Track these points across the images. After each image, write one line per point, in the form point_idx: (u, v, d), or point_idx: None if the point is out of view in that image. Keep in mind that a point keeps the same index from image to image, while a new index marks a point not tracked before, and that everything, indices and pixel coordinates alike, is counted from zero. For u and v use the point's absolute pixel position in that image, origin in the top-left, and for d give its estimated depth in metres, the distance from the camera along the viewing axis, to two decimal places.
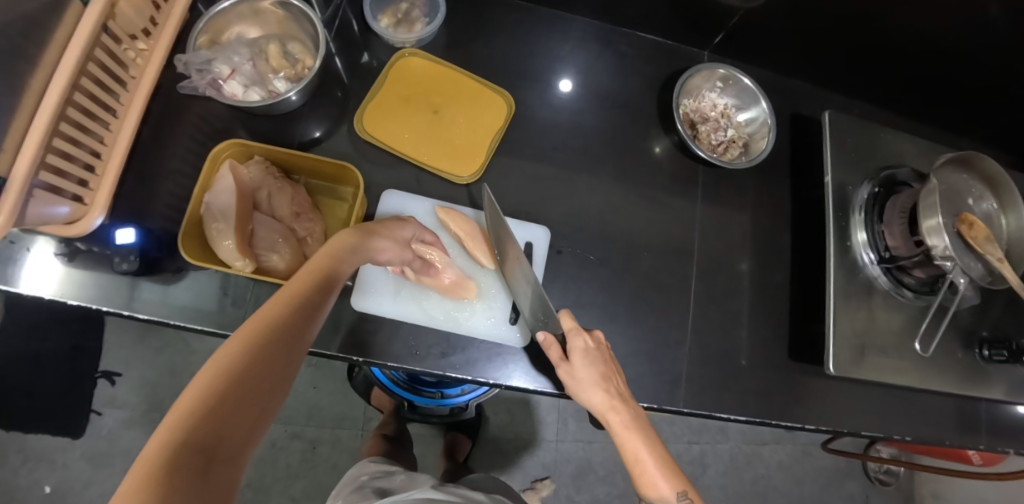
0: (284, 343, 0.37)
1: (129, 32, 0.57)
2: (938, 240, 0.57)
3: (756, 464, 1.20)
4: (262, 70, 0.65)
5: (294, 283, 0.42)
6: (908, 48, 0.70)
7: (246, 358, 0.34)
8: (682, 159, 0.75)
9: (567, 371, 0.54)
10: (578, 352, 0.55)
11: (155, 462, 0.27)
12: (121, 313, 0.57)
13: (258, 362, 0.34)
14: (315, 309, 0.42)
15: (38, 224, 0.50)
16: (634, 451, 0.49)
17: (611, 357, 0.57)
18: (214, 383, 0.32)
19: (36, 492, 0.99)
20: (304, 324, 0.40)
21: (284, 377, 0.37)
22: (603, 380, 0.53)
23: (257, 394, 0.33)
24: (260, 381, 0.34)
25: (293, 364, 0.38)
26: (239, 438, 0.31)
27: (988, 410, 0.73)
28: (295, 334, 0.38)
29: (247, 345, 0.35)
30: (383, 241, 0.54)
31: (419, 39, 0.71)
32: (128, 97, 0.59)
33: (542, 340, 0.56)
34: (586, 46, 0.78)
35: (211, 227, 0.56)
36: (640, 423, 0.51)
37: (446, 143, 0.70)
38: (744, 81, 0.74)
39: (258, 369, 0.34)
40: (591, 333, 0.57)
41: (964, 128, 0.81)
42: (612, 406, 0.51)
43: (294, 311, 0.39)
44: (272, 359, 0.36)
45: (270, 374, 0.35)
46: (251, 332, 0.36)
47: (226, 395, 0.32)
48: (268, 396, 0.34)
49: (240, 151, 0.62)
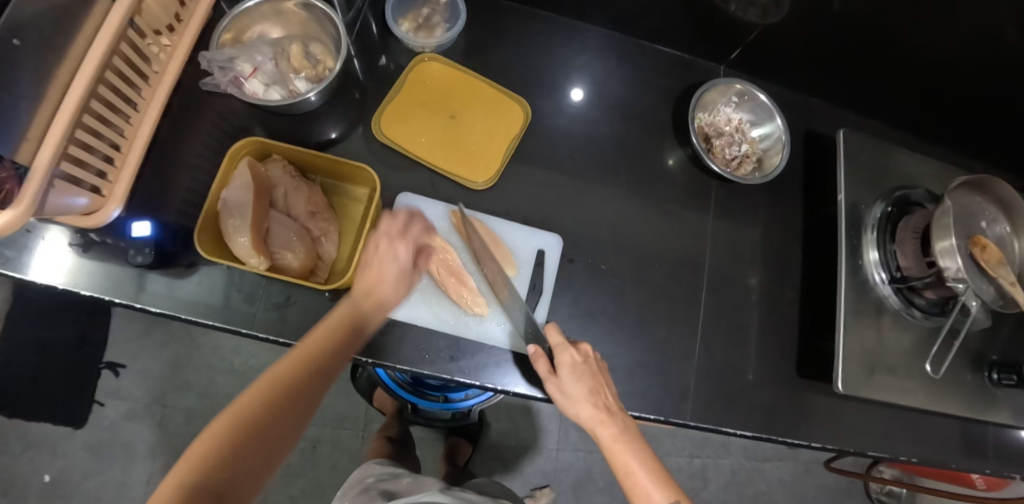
0: (282, 403, 0.47)
1: (153, 27, 0.58)
2: (950, 261, 0.57)
3: (757, 480, 1.19)
4: (283, 69, 0.65)
5: (314, 337, 0.51)
6: (927, 70, 0.70)
7: (251, 413, 0.45)
8: (695, 172, 0.75)
9: (556, 386, 0.55)
10: (566, 367, 0.55)
11: (180, 483, 0.40)
12: (134, 306, 0.58)
13: (255, 416, 0.45)
14: (325, 362, 0.50)
15: (56, 214, 0.51)
16: (626, 464, 0.52)
17: (601, 369, 0.58)
18: (222, 435, 0.43)
19: (35, 480, 0.99)
20: (313, 380, 0.49)
21: (285, 429, 0.47)
22: (593, 394, 0.54)
23: (258, 444, 0.45)
24: (256, 434, 0.45)
25: (297, 413, 0.48)
26: (249, 472, 0.44)
27: (996, 434, 0.72)
28: (297, 394, 0.48)
29: (257, 399, 0.46)
30: (372, 295, 0.54)
31: (439, 44, 0.72)
32: (150, 92, 0.59)
33: (531, 353, 0.57)
34: (602, 56, 0.78)
35: (227, 223, 0.57)
36: (628, 436, 0.54)
37: (463, 148, 0.70)
38: (760, 97, 0.75)
39: (255, 425, 0.45)
40: (578, 347, 0.57)
41: (977, 150, 0.81)
42: (600, 421, 0.54)
43: (304, 368, 0.49)
44: (273, 413, 0.46)
45: (265, 429, 0.45)
46: (257, 392, 0.47)
47: (228, 447, 0.43)
48: (272, 445, 0.46)
49: (259, 149, 0.62)
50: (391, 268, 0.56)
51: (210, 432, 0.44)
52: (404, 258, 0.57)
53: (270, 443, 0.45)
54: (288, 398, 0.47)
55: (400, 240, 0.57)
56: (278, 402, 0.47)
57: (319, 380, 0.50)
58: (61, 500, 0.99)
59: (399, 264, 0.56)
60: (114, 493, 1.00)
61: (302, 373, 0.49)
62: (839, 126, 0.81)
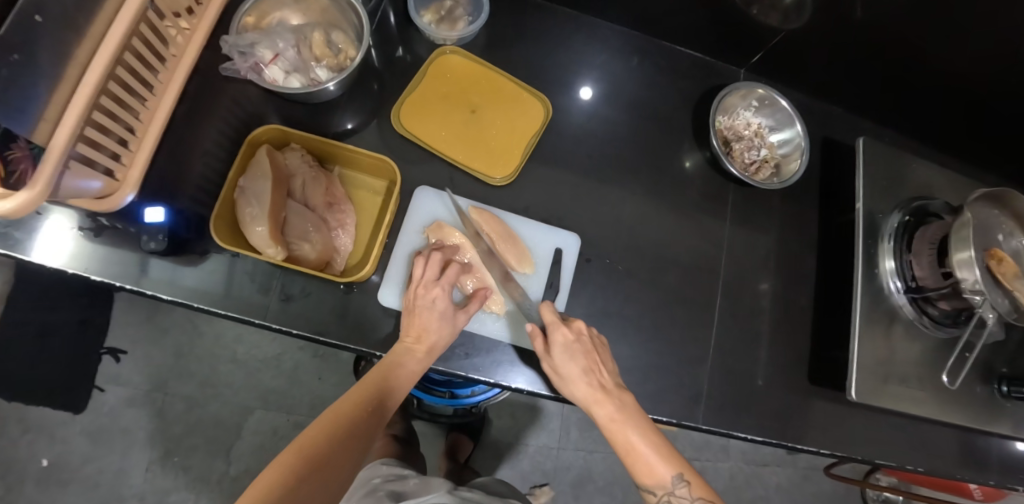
0: (347, 436, 0.47)
1: (172, 10, 0.56)
2: (968, 273, 0.58)
3: (756, 484, 1.20)
4: (305, 57, 0.64)
5: (368, 379, 0.52)
6: (947, 83, 0.70)
7: (318, 442, 0.45)
8: (712, 175, 0.75)
9: (550, 365, 0.55)
10: (559, 347, 0.55)
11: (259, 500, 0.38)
12: (146, 294, 0.58)
13: (323, 446, 0.44)
14: (379, 401, 0.51)
15: (69, 197, 0.50)
16: (626, 441, 0.52)
17: (600, 345, 0.57)
18: (293, 463, 0.42)
19: (33, 465, 0.98)
20: (368, 418, 0.50)
21: (348, 465, 0.45)
22: (586, 372, 0.54)
23: (327, 477, 0.43)
24: (324, 466, 0.43)
25: (358, 452, 0.47)
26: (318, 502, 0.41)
27: (1000, 446, 0.73)
28: (360, 428, 0.48)
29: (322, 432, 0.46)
30: (419, 337, 0.56)
31: (460, 37, 0.71)
32: (167, 75, 0.58)
33: (527, 330, 0.56)
34: (623, 56, 0.78)
35: (245, 212, 0.56)
36: (627, 413, 0.53)
37: (482, 144, 0.70)
38: (781, 103, 0.75)
39: (322, 455, 0.44)
40: (571, 324, 0.57)
41: (992, 163, 0.81)
42: (596, 400, 0.53)
43: (361, 404, 0.50)
44: (339, 446, 0.45)
45: (333, 461, 0.44)
46: (322, 425, 0.46)
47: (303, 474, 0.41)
48: (337, 479, 0.44)
49: (277, 136, 0.61)
50: (430, 316, 0.56)
51: (277, 467, 0.41)
52: (441, 302, 0.57)
53: (337, 476, 0.44)
54: (352, 432, 0.47)
55: (435, 285, 0.58)
56: (343, 435, 0.46)
57: (373, 420, 0.50)
58: (58, 486, 0.98)
59: (438, 312, 0.56)
60: (112, 480, 0.99)
61: (359, 410, 0.49)
62: (855, 134, 0.81)
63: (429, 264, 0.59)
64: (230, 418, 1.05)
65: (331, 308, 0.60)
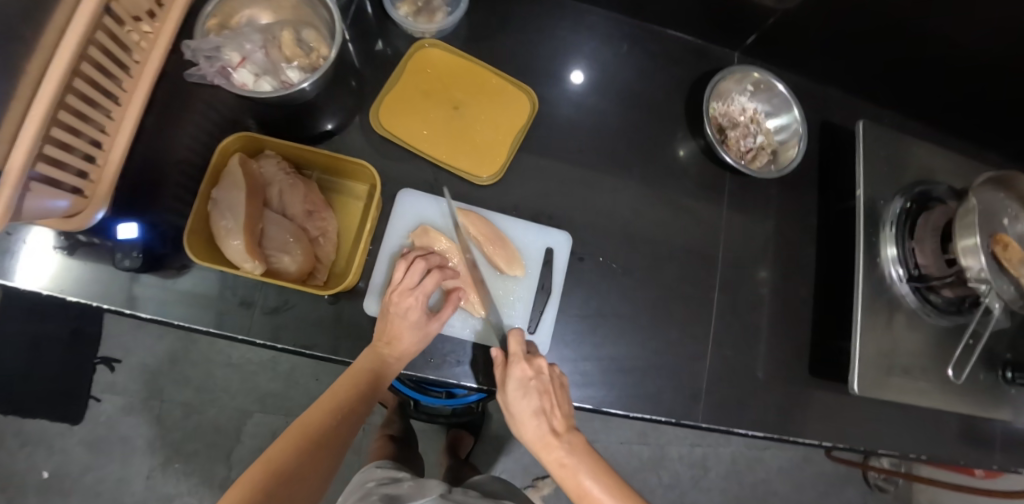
0: (314, 449, 0.45)
1: (132, 14, 0.53)
2: (974, 261, 0.56)
3: (757, 468, 1.20)
4: (274, 59, 0.61)
5: (340, 385, 0.51)
6: (949, 62, 0.67)
7: (288, 455, 0.43)
8: (707, 163, 0.73)
9: (504, 400, 0.53)
10: (515, 383, 0.52)
11: None
12: (123, 312, 0.56)
13: (292, 458, 0.43)
14: (354, 406, 0.50)
15: (34, 218, 0.47)
16: (578, 486, 0.49)
17: (559, 386, 0.54)
18: (260, 477, 0.40)
19: (34, 476, 0.98)
20: (340, 425, 0.49)
21: (319, 478, 0.44)
22: (539, 413, 0.51)
23: (293, 494, 0.41)
24: (295, 478, 0.42)
25: (329, 462, 0.46)
26: None
27: (1006, 431, 0.72)
28: (327, 441, 0.47)
29: (292, 443, 0.45)
30: (388, 345, 0.54)
31: (440, 30, 0.67)
32: (131, 84, 0.55)
33: (493, 355, 0.54)
34: (611, 42, 0.74)
35: (219, 225, 0.53)
36: (575, 459, 0.50)
37: (468, 142, 0.67)
38: (777, 87, 0.72)
39: (293, 468, 0.42)
40: (531, 360, 0.53)
41: (996, 142, 0.78)
42: (546, 443, 0.51)
43: (334, 411, 0.49)
44: (310, 457, 0.44)
45: (300, 475, 0.42)
46: (292, 437, 0.45)
47: (271, 490, 0.40)
48: (302, 494, 0.42)
49: (251, 143, 0.59)
50: (403, 324, 0.55)
51: (242, 483, 0.40)
52: (414, 313, 0.55)
53: (304, 490, 0.42)
54: (319, 445, 0.46)
55: (410, 293, 0.55)
56: (310, 448, 0.45)
57: (347, 427, 0.49)
58: (60, 496, 0.98)
59: (411, 322, 0.55)
60: (114, 488, 1.00)
61: (331, 418, 0.48)
62: (855, 116, 0.78)
63: (410, 270, 0.57)
64: (229, 422, 1.04)
65: (316, 320, 0.59)
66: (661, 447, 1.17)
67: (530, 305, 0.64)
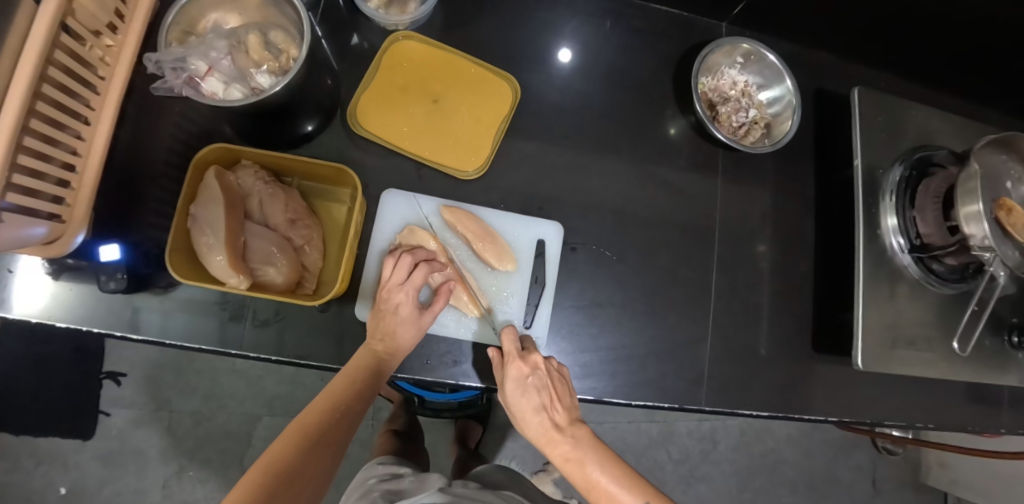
0: (313, 447, 0.43)
1: (92, 28, 0.51)
2: (976, 228, 0.54)
3: (767, 438, 1.21)
4: (241, 65, 0.59)
5: (337, 386, 0.50)
6: (946, 17, 0.64)
7: (288, 456, 0.41)
8: (699, 141, 0.71)
9: (502, 398, 0.53)
10: (513, 382, 0.52)
11: None
12: (116, 334, 0.55)
13: (294, 460, 0.41)
14: (352, 406, 0.49)
15: (12, 248, 0.46)
16: (585, 478, 0.48)
17: (559, 379, 0.54)
18: (263, 476, 0.38)
19: (52, 493, 0.99)
20: (338, 423, 0.47)
21: (320, 477, 0.42)
22: (539, 409, 0.51)
23: (298, 494, 0.39)
24: (297, 479, 0.40)
25: (330, 463, 0.44)
26: None
27: (1015, 395, 0.71)
28: (328, 439, 0.45)
29: (292, 445, 0.43)
30: (383, 343, 0.54)
31: (413, 20, 0.65)
32: (99, 102, 0.53)
33: (490, 352, 0.54)
34: (594, 20, 0.71)
35: (201, 242, 0.52)
36: (582, 452, 0.49)
37: (450, 137, 0.66)
38: (768, 58, 0.69)
39: (293, 468, 0.40)
40: (527, 357, 0.54)
41: (997, 98, 0.75)
42: (549, 438, 0.50)
43: (332, 410, 0.47)
44: (311, 456, 0.42)
45: (303, 475, 0.40)
46: (290, 438, 0.43)
47: (276, 490, 0.37)
48: (307, 494, 0.40)
49: (226, 154, 0.57)
50: (396, 321, 0.55)
51: (244, 485, 0.37)
52: (405, 309, 0.55)
53: (307, 490, 0.40)
54: (318, 443, 0.44)
55: (400, 290, 0.55)
56: (310, 446, 0.43)
57: (344, 428, 0.48)
58: None
59: (403, 318, 0.55)
60: (132, 499, 1.01)
61: (327, 417, 0.47)
62: (850, 82, 0.75)
63: (398, 266, 0.57)
64: (238, 427, 1.05)
65: (310, 330, 0.58)
66: (669, 424, 1.18)
67: (525, 299, 0.63)
